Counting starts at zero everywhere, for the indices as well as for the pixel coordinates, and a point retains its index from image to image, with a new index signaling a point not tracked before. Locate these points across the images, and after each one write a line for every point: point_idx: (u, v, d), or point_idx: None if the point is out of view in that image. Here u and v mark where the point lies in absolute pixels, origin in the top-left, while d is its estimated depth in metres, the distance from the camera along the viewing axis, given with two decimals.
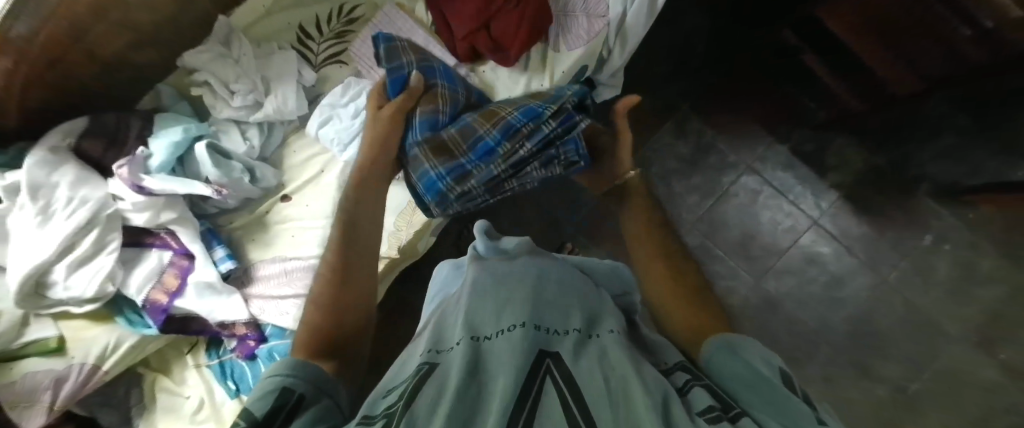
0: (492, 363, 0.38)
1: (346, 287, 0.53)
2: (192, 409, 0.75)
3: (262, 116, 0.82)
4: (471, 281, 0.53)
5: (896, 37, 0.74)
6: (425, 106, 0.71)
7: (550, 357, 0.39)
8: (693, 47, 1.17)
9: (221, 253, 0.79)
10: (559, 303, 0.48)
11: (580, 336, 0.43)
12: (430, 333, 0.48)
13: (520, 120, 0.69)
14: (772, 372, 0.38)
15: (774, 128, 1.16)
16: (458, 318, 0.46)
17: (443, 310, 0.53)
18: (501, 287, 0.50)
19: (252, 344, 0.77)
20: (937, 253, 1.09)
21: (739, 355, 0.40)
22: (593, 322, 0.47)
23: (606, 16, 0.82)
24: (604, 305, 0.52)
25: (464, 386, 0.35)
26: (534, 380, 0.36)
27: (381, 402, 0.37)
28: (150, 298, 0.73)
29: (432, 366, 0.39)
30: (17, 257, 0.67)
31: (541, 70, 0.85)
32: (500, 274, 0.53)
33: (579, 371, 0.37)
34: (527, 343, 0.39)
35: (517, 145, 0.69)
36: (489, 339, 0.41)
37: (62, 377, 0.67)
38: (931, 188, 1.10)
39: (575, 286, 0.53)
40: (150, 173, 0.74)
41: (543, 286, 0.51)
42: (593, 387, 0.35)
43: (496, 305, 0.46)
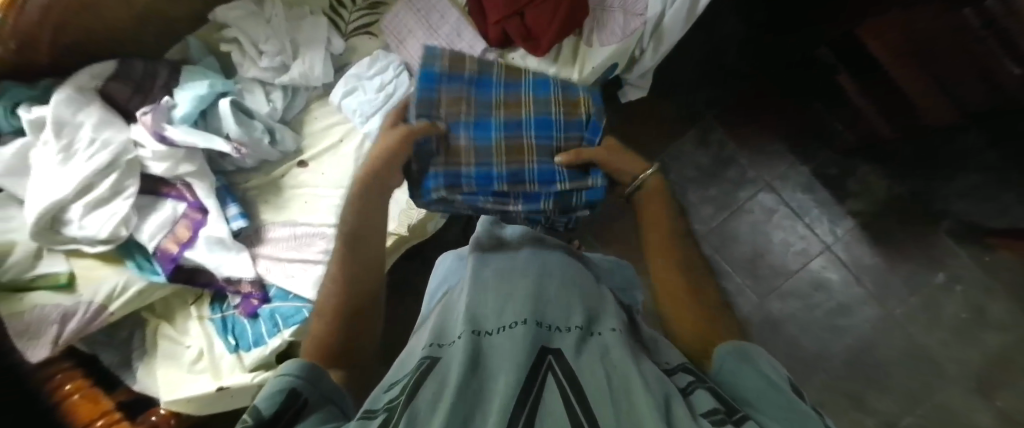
0: (493, 361, 0.38)
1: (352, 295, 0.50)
2: (191, 359, 0.76)
3: (287, 79, 0.82)
4: (474, 272, 0.53)
5: (944, 65, 0.72)
6: (450, 112, 0.64)
7: (551, 354, 0.39)
8: (725, 57, 1.15)
9: (234, 211, 0.79)
10: (561, 301, 0.48)
11: (581, 333, 0.43)
12: (434, 323, 0.48)
13: (532, 175, 0.63)
14: (781, 379, 0.37)
15: (800, 148, 1.14)
16: (460, 312, 0.47)
17: (446, 301, 0.53)
18: (503, 282, 0.50)
19: (255, 303, 0.78)
20: (948, 292, 1.07)
21: (748, 360, 0.39)
22: (595, 319, 0.47)
23: (643, 15, 0.80)
24: (607, 303, 0.51)
25: (464, 382, 0.35)
26: (536, 377, 0.36)
27: (382, 395, 0.37)
28: (161, 246, 0.74)
29: (433, 361, 0.40)
30: (37, 191, 0.67)
31: (571, 63, 0.85)
32: (503, 268, 0.53)
33: (579, 367, 0.37)
34: (528, 340, 0.39)
35: (511, 192, 0.64)
36: (490, 335, 0.42)
37: (70, 313, 0.69)
38: (951, 226, 1.08)
39: (577, 282, 0.53)
40: (173, 124, 0.75)
41: (546, 283, 0.50)
42: (595, 384, 0.35)
43: (498, 302, 0.46)
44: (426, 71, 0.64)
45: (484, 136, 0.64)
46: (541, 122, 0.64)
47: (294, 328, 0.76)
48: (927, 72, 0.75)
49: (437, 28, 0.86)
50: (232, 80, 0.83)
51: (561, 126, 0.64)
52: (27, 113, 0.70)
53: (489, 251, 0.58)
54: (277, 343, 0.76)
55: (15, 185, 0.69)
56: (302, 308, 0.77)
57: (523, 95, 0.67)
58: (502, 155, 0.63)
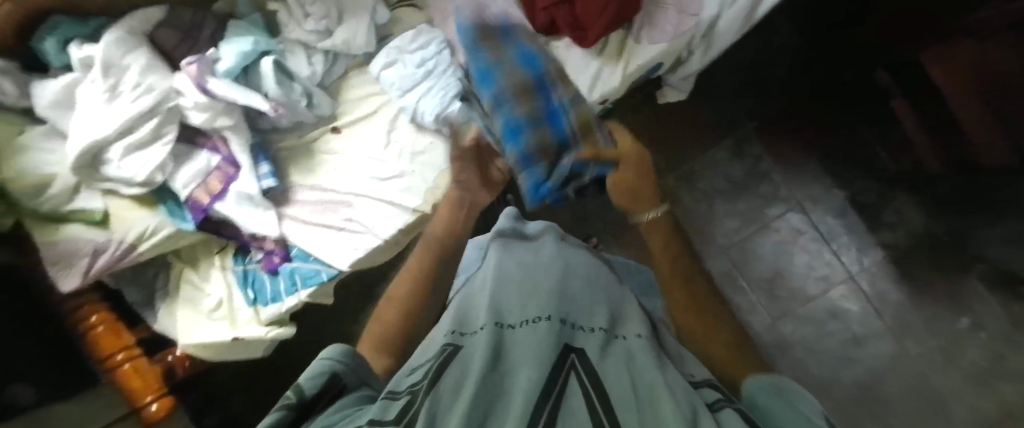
0: (514, 353, 0.40)
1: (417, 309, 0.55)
2: (211, 306, 0.80)
3: (330, 44, 0.81)
4: (497, 269, 0.55)
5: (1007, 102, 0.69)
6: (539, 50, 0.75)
7: (573, 354, 0.40)
8: (776, 68, 1.12)
9: (265, 170, 0.80)
10: (583, 306, 0.49)
11: (604, 336, 0.44)
12: (456, 313, 0.50)
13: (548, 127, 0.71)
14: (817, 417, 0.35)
15: (838, 172, 1.11)
16: (485, 305, 0.49)
17: (468, 293, 0.56)
18: (528, 280, 0.52)
19: (277, 261, 0.81)
20: (970, 337, 1.04)
21: (784, 394, 0.38)
22: (618, 324, 0.48)
23: (698, 15, 0.79)
24: (632, 309, 0.52)
25: (487, 373, 0.37)
26: (559, 374, 0.37)
27: (406, 379, 0.40)
28: (193, 196, 0.75)
29: (457, 349, 0.42)
30: (81, 127, 0.69)
31: (615, 59, 0.83)
32: (526, 265, 0.56)
33: (602, 368, 0.38)
34: (551, 337, 0.41)
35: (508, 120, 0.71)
36: (512, 329, 0.44)
37: (101, 249, 0.71)
38: (985, 270, 1.05)
39: (601, 285, 0.55)
40: (217, 77, 0.75)
41: (569, 284, 0.52)
42: (617, 388, 0.36)
43: (522, 300, 0.48)
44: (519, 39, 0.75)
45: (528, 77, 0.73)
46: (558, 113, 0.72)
47: (311, 290, 0.80)
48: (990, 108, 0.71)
49: None
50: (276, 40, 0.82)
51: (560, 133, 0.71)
52: (76, 52, 0.70)
53: (513, 248, 0.61)
54: (294, 302, 0.80)
55: (63, 119, 0.71)
56: (321, 271, 0.80)
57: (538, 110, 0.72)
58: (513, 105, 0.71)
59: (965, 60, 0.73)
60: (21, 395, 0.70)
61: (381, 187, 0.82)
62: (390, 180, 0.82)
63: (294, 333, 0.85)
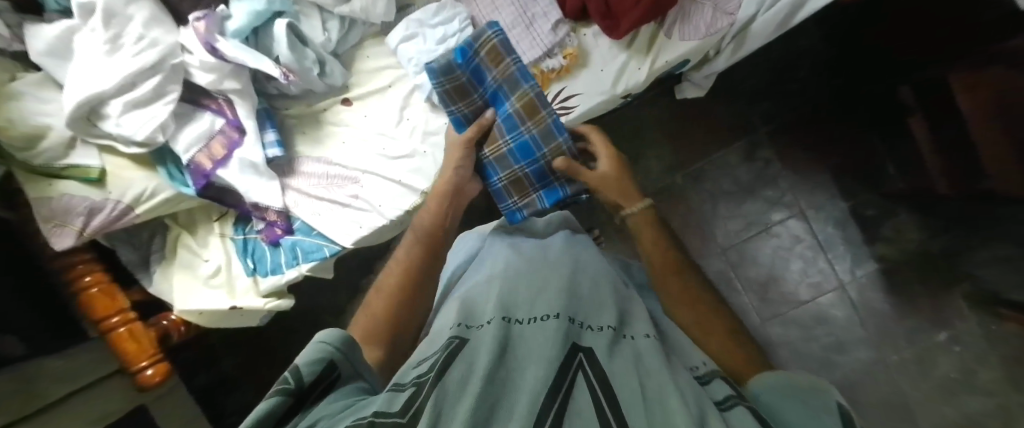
0: (521, 349, 0.41)
1: (411, 299, 0.58)
2: (209, 273, 0.79)
3: (347, 11, 0.75)
4: (502, 269, 0.58)
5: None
6: (497, 68, 0.73)
7: (582, 353, 0.40)
8: (798, 72, 1.11)
9: (272, 139, 0.78)
10: (592, 306, 0.50)
11: (613, 336, 0.45)
12: (461, 307, 0.52)
13: (516, 152, 0.75)
14: (830, 412, 0.36)
15: (845, 183, 1.11)
16: (493, 300, 0.50)
17: (474, 286, 0.57)
18: (536, 280, 0.54)
19: (279, 232, 0.80)
20: (944, 351, 1.08)
21: (789, 391, 0.40)
22: (628, 324, 0.48)
23: (734, 16, 0.76)
24: (637, 308, 0.53)
25: (493, 368, 0.37)
26: (567, 372, 0.37)
27: (411, 370, 0.41)
28: (195, 160, 0.72)
29: (463, 341, 0.43)
30: (78, 79, 0.64)
31: (644, 52, 0.80)
32: (534, 264, 0.59)
33: (611, 367, 0.39)
34: (559, 334, 0.42)
35: (489, 150, 0.76)
36: (520, 323, 0.46)
37: (96, 208, 0.69)
38: (968, 289, 1.07)
39: (604, 284, 0.56)
40: (226, 36, 0.70)
41: (577, 283, 0.54)
42: (627, 387, 0.36)
43: (530, 300, 0.50)
44: (464, 48, 0.72)
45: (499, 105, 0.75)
46: (529, 145, 0.74)
47: (313, 264, 0.79)
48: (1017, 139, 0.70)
49: None
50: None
51: (534, 165, 0.75)
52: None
53: (521, 246, 0.65)
54: (295, 275, 0.79)
55: (57, 68, 0.65)
56: (324, 247, 0.80)
57: (507, 140, 0.74)
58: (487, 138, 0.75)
59: (990, 87, 0.73)
60: (10, 348, 0.68)
61: (390, 166, 0.80)
62: (400, 159, 0.80)
63: (292, 304, 0.85)
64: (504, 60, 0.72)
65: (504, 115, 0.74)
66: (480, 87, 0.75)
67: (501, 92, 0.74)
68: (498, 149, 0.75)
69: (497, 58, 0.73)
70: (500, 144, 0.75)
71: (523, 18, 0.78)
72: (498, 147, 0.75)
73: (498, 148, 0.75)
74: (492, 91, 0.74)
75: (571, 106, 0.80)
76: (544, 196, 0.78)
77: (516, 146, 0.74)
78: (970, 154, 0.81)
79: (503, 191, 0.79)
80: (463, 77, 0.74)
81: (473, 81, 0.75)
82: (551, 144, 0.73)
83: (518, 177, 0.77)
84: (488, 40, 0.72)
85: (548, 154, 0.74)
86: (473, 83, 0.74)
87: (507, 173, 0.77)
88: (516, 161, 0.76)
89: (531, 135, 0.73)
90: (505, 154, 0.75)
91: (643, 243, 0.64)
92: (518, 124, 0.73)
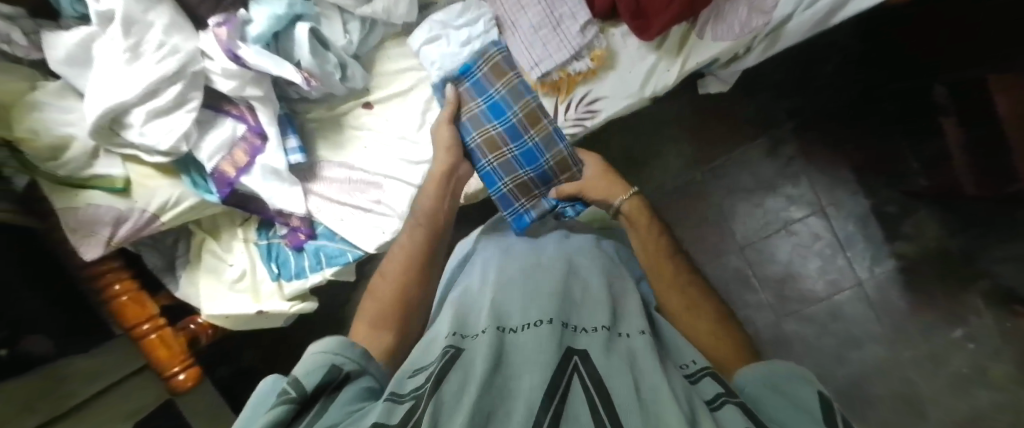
0: (516, 358, 0.41)
1: (412, 286, 0.59)
2: (234, 278, 0.79)
3: (368, 12, 0.72)
4: (497, 269, 0.57)
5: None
6: (501, 81, 0.75)
7: (577, 355, 0.40)
8: (826, 64, 1.08)
9: (294, 144, 0.77)
10: (587, 306, 0.49)
11: (608, 335, 0.44)
12: (455, 313, 0.51)
13: (520, 159, 0.75)
14: (812, 398, 0.38)
15: (869, 180, 1.09)
16: (487, 305, 0.49)
17: (470, 287, 0.57)
18: (530, 280, 0.53)
19: (302, 237, 0.81)
20: (958, 348, 1.06)
21: (776, 386, 0.41)
22: (621, 319, 0.47)
23: (769, 15, 0.72)
24: (631, 298, 0.52)
25: (488, 381, 0.37)
26: (562, 378, 0.38)
27: (410, 381, 0.41)
28: (219, 168, 0.71)
29: (458, 351, 0.42)
30: (99, 88, 0.62)
31: (675, 53, 0.77)
32: (529, 262, 0.57)
33: (605, 368, 0.39)
34: (553, 340, 0.41)
35: (492, 157, 0.74)
36: (514, 332, 0.44)
37: (123, 217, 0.68)
38: (987, 287, 1.05)
39: (602, 278, 0.55)
40: (247, 42, 0.68)
41: (572, 282, 0.53)
42: (620, 389, 0.36)
43: (523, 300, 0.49)
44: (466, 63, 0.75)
45: (501, 115, 0.75)
46: (534, 151, 0.75)
47: (336, 269, 0.81)
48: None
49: None
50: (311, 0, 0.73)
51: (538, 171, 0.75)
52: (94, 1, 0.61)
53: (512, 243, 0.65)
54: (319, 280, 0.81)
55: (78, 77, 0.64)
56: (347, 252, 0.81)
57: (510, 147, 0.74)
58: (487, 145, 0.74)
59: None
60: (37, 346, 0.68)
61: (411, 171, 0.79)
62: (421, 164, 0.79)
63: (315, 306, 0.86)
64: (508, 73, 0.75)
65: (505, 122, 0.74)
66: (480, 97, 0.75)
67: (502, 102, 0.75)
68: (499, 156, 0.74)
69: (500, 72, 0.75)
70: (503, 152, 0.74)
71: (550, 19, 0.75)
72: (502, 153, 0.74)
73: (500, 156, 0.74)
74: (494, 101, 0.75)
75: (595, 110, 0.79)
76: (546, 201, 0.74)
77: (520, 154, 0.75)
78: (999, 150, 0.78)
79: (509, 195, 0.74)
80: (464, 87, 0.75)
81: (475, 90, 0.75)
82: (554, 149, 0.74)
83: (522, 184, 0.75)
84: (493, 56, 0.75)
85: (552, 161, 0.75)
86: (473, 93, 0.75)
87: (510, 179, 0.75)
88: (518, 169, 0.75)
89: (535, 143, 0.75)
90: (506, 162, 0.75)
91: (640, 248, 0.62)
92: (524, 131, 0.75)
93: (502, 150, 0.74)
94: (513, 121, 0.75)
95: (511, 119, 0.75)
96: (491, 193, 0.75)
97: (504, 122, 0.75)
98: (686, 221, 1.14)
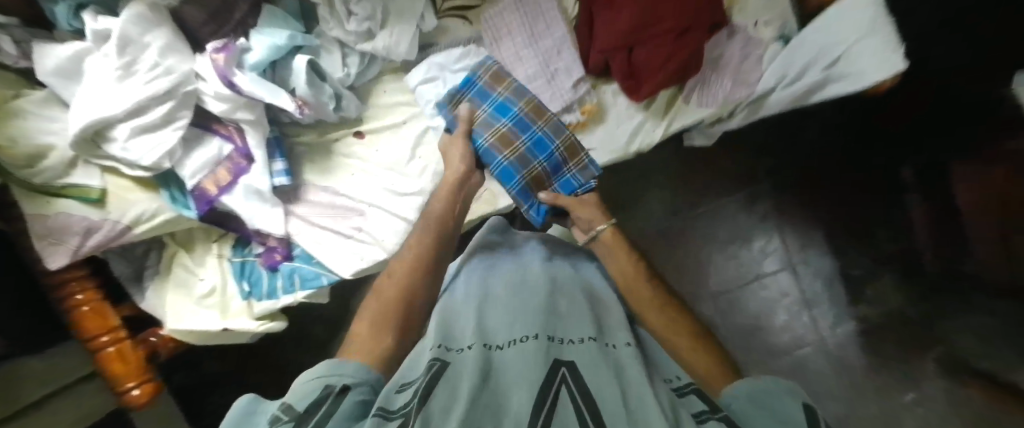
0: (503, 374, 0.39)
1: (418, 288, 0.55)
2: (203, 293, 0.78)
3: (369, 49, 0.73)
4: (480, 282, 0.55)
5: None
6: (501, 85, 0.75)
7: (565, 367, 0.39)
8: (807, 128, 1.13)
9: (280, 167, 0.76)
10: (573, 318, 0.48)
11: (596, 346, 0.43)
12: (438, 327, 0.48)
13: (531, 151, 0.72)
14: (798, 410, 0.37)
15: (838, 243, 1.13)
16: (472, 320, 0.47)
17: (453, 301, 0.54)
18: (515, 295, 0.51)
19: (277, 258, 0.79)
20: (909, 412, 1.07)
21: (760, 398, 0.39)
22: (608, 334, 0.46)
23: (752, 87, 0.75)
24: (616, 316, 0.51)
25: (476, 393, 0.35)
26: (550, 389, 0.36)
27: (397, 397, 0.38)
28: (200, 186, 0.70)
29: (444, 365, 0.40)
30: (85, 102, 0.61)
31: (661, 115, 0.79)
32: (514, 275, 0.56)
33: (592, 379, 0.37)
34: (539, 354, 0.40)
35: (504, 153, 0.71)
36: (500, 349, 0.42)
37: (94, 228, 0.66)
38: (940, 356, 1.08)
39: (589, 297, 0.54)
40: (243, 69, 0.68)
41: (557, 299, 0.51)
42: (608, 401, 0.35)
43: (508, 317, 0.47)
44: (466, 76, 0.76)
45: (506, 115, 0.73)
46: (544, 140, 0.72)
47: (310, 292, 0.79)
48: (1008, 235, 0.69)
49: (540, 38, 0.78)
50: (313, 34, 0.74)
51: (551, 157, 0.72)
52: (93, 21, 0.62)
53: (497, 252, 0.62)
54: (290, 302, 0.78)
55: (64, 88, 0.63)
56: (322, 275, 0.79)
57: (521, 141, 0.71)
58: (501, 145, 0.71)
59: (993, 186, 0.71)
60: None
61: (395, 202, 0.80)
62: (406, 196, 0.80)
63: (284, 326, 0.84)
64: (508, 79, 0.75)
65: (514, 118, 0.72)
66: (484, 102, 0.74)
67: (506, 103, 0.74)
68: (512, 151, 0.71)
69: (501, 79, 0.75)
70: (515, 146, 0.71)
71: (545, 72, 0.78)
72: (516, 147, 0.71)
73: (513, 151, 0.71)
74: (499, 102, 0.73)
75: None
76: (564, 185, 0.71)
77: (532, 145, 0.72)
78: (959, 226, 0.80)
79: (525, 189, 0.71)
80: (464, 94, 0.75)
81: (477, 97, 0.74)
82: (563, 135, 0.73)
83: (539, 174, 0.72)
84: (489, 66, 0.76)
85: (561, 148, 0.72)
86: (477, 103, 0.74)
87: (527, 171, 0.71)
88: (534, 160, 0.72)
89: (544, 132, 0.72)
90: (521, 156, 0.71)
91: (618, 260, 0.61)
92: (531, 123, 0.73)
93: (514, 144, 0.71)
94: (519, 116, 0.73)
95: (518, 115, 0.73)
96: (507, 189, 0.71)
97: (511, 120, 0.73)
98: (660, 267, 1.16)
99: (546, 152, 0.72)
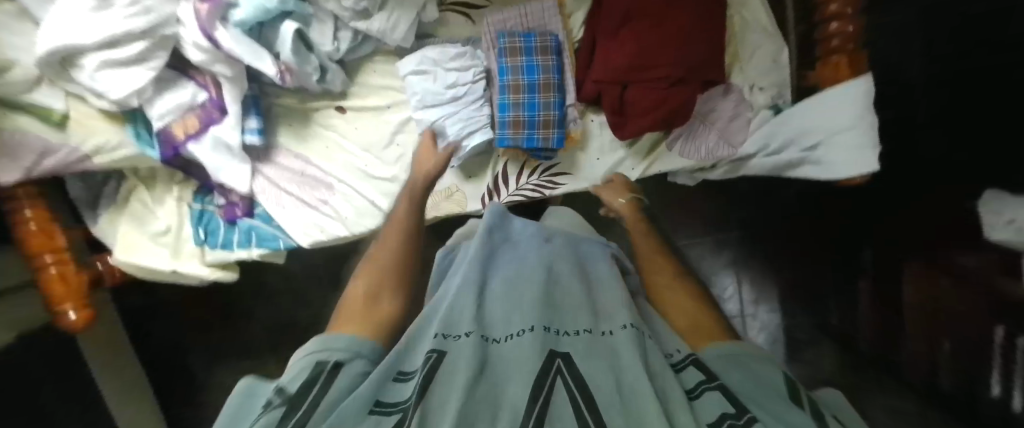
0: (501, 366, 0.37)
1: (396, 261, 0.55)
2: (157, 232, 0.77)
3: (364, 29, 0.73)
4: (476, 258, 0.52)
5: (944, 349, 0.68)
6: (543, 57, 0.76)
7: (560, 358, 0.37)
8: (788, 189, 1.13)
9: (253, 125, 0.76)
10: (571, 306, 0.45)
11: (592, 337, 0.40)
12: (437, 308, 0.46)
13: (526, 104, 0.76)
14: (777, 379, 0.39)
15: (788, 302, 1.16)
16: (469, 301, 0.45)
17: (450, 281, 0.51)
18: (512, 280, 0.49)
19: (237, 213, 0.79)
20: None
21: (741, 362, 0.40)
22: (606, 317, 0.43)
23: (737, 149, 0.75)
24: (616, 292, 0.47)
25: (472, 386, 0.34)
26: (545, 383, 0.35)
27: (399, 385, 0.37)
28: (168, 129, 0.69)
29: (442, 353, 0.38)
30: (55, 25, 0.58)
31: (642, 155, 0.80)
32: (516, 261, 0.53)
33: (590, 372, 0.36)
34: (535, 345, 0.38)
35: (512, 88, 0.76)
36: (498, 343, 0.40)
37: (49, 151, 0.64)
38: None
39: (592, 280, 0.51)
40: (228, 25, 0.66)
41: (557, 283, 0.49)
42: (605, 391, 0.34)
43: (505, 305, 0.45)
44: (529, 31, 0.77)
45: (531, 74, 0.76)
46: (535, 107, 0.76)
47: (265, 251, 0.78)
48: (927, 342, 0.71)
49: None
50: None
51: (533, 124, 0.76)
52: None
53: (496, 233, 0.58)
54: (244, 256, 0.78)
55: (36, 6, 0.60)
56: (281, 239, 0.79)
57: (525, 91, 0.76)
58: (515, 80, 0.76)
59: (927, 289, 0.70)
60: None
61: (366, 183, 0.80)
62: (378, 179, 0.80)
63: (235, 277, 0.84)
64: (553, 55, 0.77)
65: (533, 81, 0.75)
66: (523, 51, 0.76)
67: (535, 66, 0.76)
68: (518, 91, 0.76)
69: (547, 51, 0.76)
70: (523, 89, 0.76)
71: None
72: (519, 92, 0.76)
73: (518, 92, 0.76)
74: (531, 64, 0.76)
75: (556, 182, 0.81)
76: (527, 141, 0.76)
77: (530, 101, 0.75)
78: None
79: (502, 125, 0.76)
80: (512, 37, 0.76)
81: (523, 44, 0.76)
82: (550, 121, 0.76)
83: (517, 121, 0.76)
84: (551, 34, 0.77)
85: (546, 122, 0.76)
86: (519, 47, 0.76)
87: (513, 112, 0.76)
88: (522, 108, 0.76)
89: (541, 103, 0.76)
90: (521, 99, 0.76)
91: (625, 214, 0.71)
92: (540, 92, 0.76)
93: (522, 88, 0.76)
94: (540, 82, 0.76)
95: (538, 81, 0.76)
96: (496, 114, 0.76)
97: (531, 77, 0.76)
98: None
99: (535, 111, 0.76)
